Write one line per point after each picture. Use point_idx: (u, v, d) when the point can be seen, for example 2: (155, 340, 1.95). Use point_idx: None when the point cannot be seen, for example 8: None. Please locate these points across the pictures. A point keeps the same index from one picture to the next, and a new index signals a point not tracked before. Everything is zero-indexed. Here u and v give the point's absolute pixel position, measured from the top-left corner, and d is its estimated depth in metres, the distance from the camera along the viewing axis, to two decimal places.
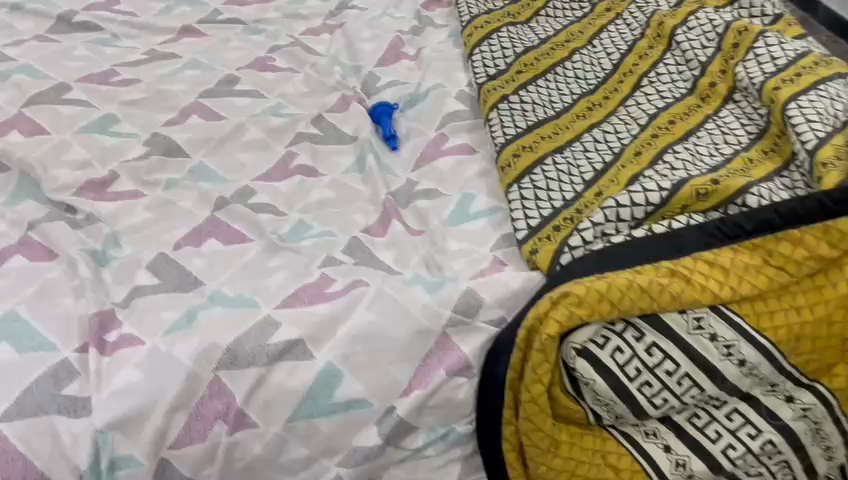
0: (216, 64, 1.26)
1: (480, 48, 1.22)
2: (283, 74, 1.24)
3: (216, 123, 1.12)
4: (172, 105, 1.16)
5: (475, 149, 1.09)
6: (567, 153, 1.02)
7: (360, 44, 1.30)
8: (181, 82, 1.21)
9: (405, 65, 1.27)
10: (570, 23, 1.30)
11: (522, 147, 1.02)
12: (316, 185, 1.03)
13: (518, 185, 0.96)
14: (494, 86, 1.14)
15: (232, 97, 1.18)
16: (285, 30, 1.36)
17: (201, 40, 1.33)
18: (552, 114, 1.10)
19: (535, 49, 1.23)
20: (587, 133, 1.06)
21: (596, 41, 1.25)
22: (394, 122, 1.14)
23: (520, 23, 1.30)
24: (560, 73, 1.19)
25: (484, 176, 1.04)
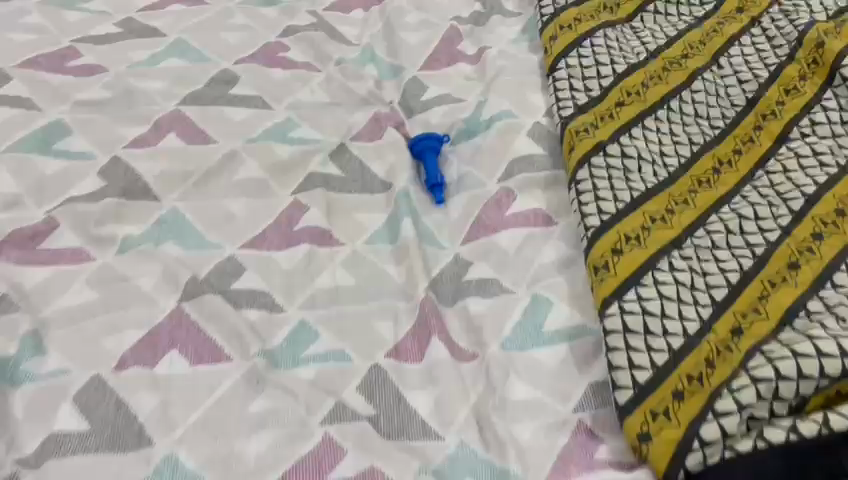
0: (209, 50, 0.94)
1: (566, 61, 0.90)
2: (298, 73, 0.93)
3: (200, 148, 0.82)
4: (143, 113, 0.85)
5: (553, 218, 0.78)
6: (688, 250, 0.71)
7: (403, 34, 0.99)
8: (160, 75, 0.90)
9: (461, 71, 0.95)
10: (687, 29, 0.96)
11: (625, 235, 0.72)
12: (329, 262, 0.74)
13: (619, 305, 0.66)
14: (586, 126, 0.82)
15: (226, 106, 0.87)
16: (306, 5, 1.04)
17: (195, 10, 1.01)
18: (664, 176, 0.79)
19: (641, 67, 0.90)
20: (714, 215, 0.75)
21: (723, 61, 0.92)
22: (442, 163, 0.85)
23: (618, 24, 0.97)
24: (675, 106, 0.86)
25: (565, 266, 0.74)
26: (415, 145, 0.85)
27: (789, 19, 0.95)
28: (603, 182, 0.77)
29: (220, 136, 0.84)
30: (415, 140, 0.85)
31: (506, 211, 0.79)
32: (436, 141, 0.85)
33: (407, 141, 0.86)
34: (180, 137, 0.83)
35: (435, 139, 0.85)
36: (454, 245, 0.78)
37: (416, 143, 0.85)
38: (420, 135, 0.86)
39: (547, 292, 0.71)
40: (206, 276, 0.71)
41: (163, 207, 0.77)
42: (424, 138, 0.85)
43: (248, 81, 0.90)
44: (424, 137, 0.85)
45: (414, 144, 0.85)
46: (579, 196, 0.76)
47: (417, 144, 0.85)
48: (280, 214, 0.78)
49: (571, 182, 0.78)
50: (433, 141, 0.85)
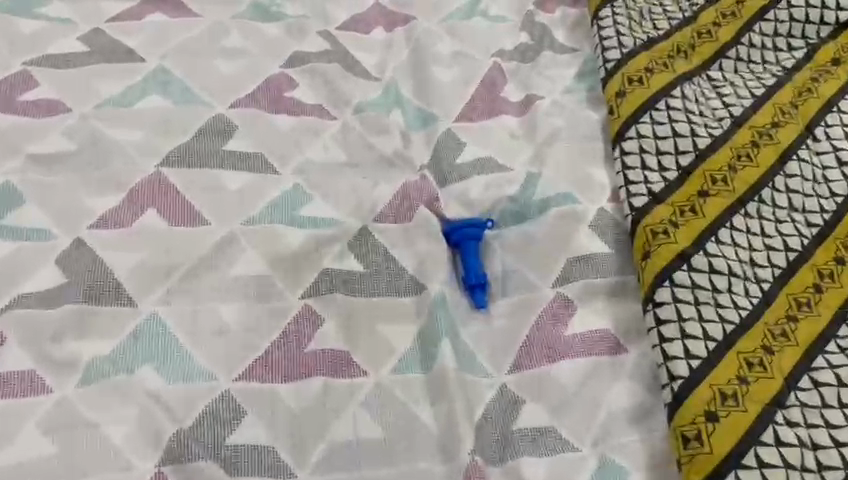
0: (198, 84, 0.76)
1: (638, 127, 0.74)
2: (308, 121, 0.75)
3: (188, 232, 0.65)
4: (115, 174, 0.68)
5: (622, 343, 0.64)
6: (794, 411, 0.58)
7: (433, 69, 0.82)
8: (137, 121, 0.72)
9: (505, 126, 0.78)
10: (775, 85, 0.80)
11: (720, 392, 0.58)
12: (348, 400, 0.59)
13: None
14: (665, 226, 0.67)
15: (219, 168, 0.70)
16: (316, 21, 0.86)
17: (179, 23, 0.82)
18: (758, 297, 0.65)
19: (726, 139, 0.74)
20: (819, 357, 0.62)
21: (818, 132, 0.77)
22: (485, 257, 0.70)
23: (695, 74, 0.80)
24: (767, 195, 0.71)
25: (639, 417, 0.60)
26: (452, 233, 0.70)
27: None
28: (689, 310, 0.62)
29: (212, 213, 0.67)
30: (452, 228, 0.70)
31: (563, 331, 0.65)
32: (478, 229, 0.70)
33: (443, 227, 0.71)
34: (161, 214, 0.66)
35: (476, 227, 0.70)
36: (500, 373, 0.63)
37: (452, 232, 0.70)
38: (459, 221, 0.71)
39: (618, 456, 0.58)
40: (194, 425, 0.56)
41: (141, 314, 0.61)
42: (463, 225, 0.70)
43: (247, 133, 0.73)
44: (463, 224, 0.70)
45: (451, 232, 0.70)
46: (658, 326, 0.62)
47: (454, 232, 0.70)
48: (287, 329, 0.62)
49: (647, 302, 0.64)
50: (474, 229, 0.70)
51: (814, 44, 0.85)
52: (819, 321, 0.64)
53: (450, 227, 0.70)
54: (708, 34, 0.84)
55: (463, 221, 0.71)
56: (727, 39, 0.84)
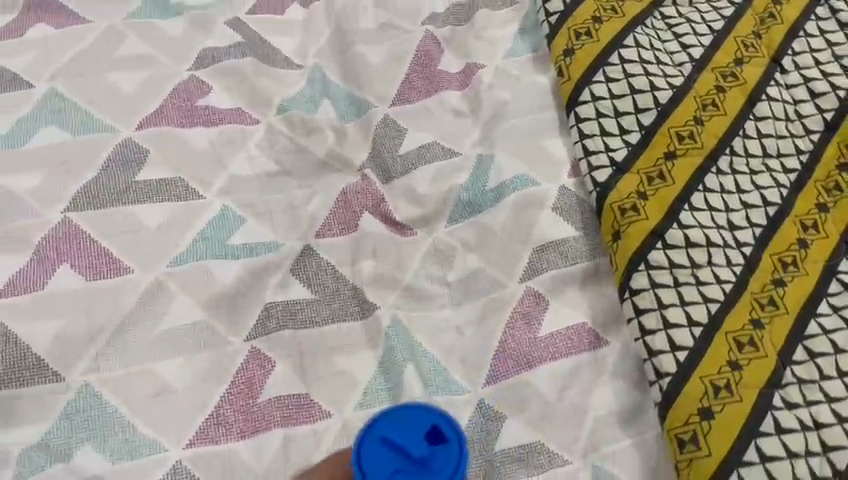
0: (96, 107, 0.68)
1: (592, 87, 0.67)
2: (227, 131, 0.68)
3: (107, 283, 0.59)
4: (22, 227, 0.61)
5: (602, 336, 0.59)
6: (792, 391, 0.54)
7: (359, 49, 0.73)
8: (34, 161, 0.64)
9: (447, 103, 0.71)
10: (735, 14, 0.73)
11: (711, 384, 0.54)
12: (313, 451, 0.54)
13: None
14: (633, 201, 0.61)
15: (134, 202, 0.63)
16: (222, 9, 0.77)
17: (65, 34, 0.73)
18: (741, 265, 0.60)
19: (688, 87, 0.68)
20: (812, 322, 0.57)
21: (786, 62, 0.70)
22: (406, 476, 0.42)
23: (648, 14, 0.73)
24: (739, 143, 0.66)
25: (630, 418, 0.56)
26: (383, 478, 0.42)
27: None
28: (670, 296, 0.57)
29: (133, 257, 0.60)
30: (383, 476, 0.42)
31: (535, 334, 0.59)
32: (449, 464, 0.42)
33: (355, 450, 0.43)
34: (75, 267, 0.59)
35: (445, 445, 0.43)
36: (476, 387, 0.57)
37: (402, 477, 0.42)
38: (415, 425, 0.43)
39: (609, 465, 0.54)
40: None
41: (71, 388, 0.55)
42: (426, 425, 0.44)
43: (159, 157, 0.65)
44: (414, 456, 0.42)
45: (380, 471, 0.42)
46: (638, 316, 0.57)
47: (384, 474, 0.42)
48: (237, 379, 0.56)
49: (623, 290, 0.58)
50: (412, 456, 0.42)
51: None
52: (808, 282, 0.59)
53: (387, 446, 0.43)
54: None
55: (417, 433, 0.43)
56: None
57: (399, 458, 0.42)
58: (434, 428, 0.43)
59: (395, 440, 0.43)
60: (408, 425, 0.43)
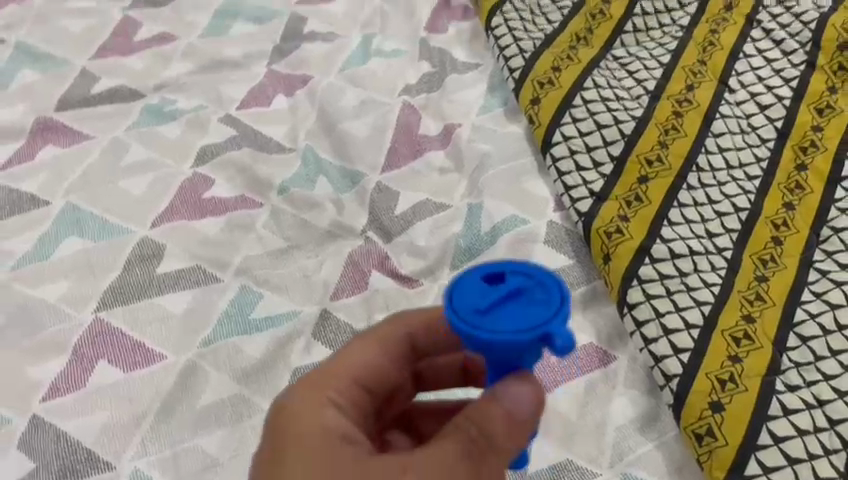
0: (111, 214, 0.73)
1: (561, 129, 0.74)
2: (235, 217, 0.73)
3: (146, 373, 0.63)
4: (59, 333, 0.65)
5: (610, 352, 0.63)
6: (792, 374, 0.58)
7: (345, 125, 0.80)
8: (60, 271, 0.69)
9: (432, 164, 0.77)
10: (678, 47, 0.80)
11: (717, 379, 0.58)
12: None
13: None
14: (616, 225, 0.67)
15: (159, 295, 0.67)
16: (215, 108, 0.82)
17: (74, 152, 0.78)
18: (725, 268, 0.65)
19: (649, 116, 0.75)
20: (798, 310, 0.62)
21: (733, 82, 0.77)
22: (506, 317, 0.39)
23: (600, 59, 0.80)
24: (703, 159, 0.72)
25: (648, 423, 0.60)
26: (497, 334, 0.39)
27: (791, 13, 0.81)
28: (665, 305, 0.62)
29: (166, 344, 0.64)
30: (486, 324, 0.39)
31: (549, 359, 0.63)
32: (551, 296, 0.40)
33: (450, 322, 0.40)
34: (114, 362, 0.63)
35: (510, 276, 0.41)
36: None
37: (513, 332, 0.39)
38: (474, 279, 0.41)
39: (637, 470, 0.57)
40: None
41: (123, 474, 0.58)
42: (493, 272, 0.41)
43: (176, 250, 0.70)
44: (500, 299, 0.40)
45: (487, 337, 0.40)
46: (639, 328, 0.61)
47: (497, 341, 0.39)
48: None
49: (622, 306, 0.63)
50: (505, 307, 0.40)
51: None
52: (788, 275, 0.64)
53: (467, 307, 0.40)
54: (602, 14, 0.84)
55: (481, 285, 0.40)
56: (619, 14, 0.84)
57: (493, 308, 0.40)
58: (492, 273, 0.41)
59: (481, 301, 0.40)
60: (471, 281, 0.41)
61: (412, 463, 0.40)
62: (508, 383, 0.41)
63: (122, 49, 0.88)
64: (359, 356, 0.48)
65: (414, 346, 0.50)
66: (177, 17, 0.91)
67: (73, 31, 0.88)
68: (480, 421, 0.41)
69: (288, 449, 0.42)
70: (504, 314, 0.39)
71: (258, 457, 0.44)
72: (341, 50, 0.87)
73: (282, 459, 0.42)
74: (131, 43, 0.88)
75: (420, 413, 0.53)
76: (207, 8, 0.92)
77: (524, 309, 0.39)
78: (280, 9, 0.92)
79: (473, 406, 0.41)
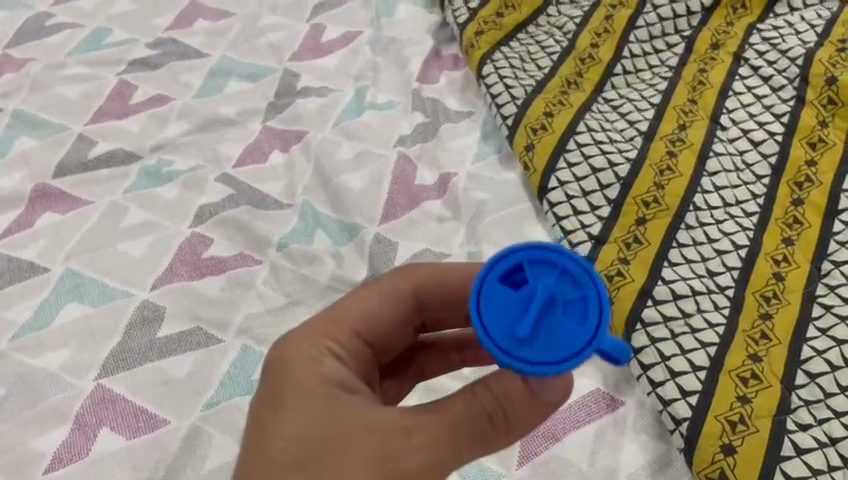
0: (110, 277, 0.73)
1: (557, 173, 0.74)
2: (235, 275, 0.73)
3: (149, 439, 0.63)
4: (60, 403, 0.64)
5: (617, 397, 0.63)
6: (803, 413, 0.58)
7: (341, 178, 0.80)
8: (61, 339, 0.68)
9: (430, 212, 0.77)
10: (668, 87, 0.81)
11: (726, 421, 0.58)
12: None
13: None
14: (616, 268, 0.67)
15: (161, 358, 0.67)
16: (212, 166, 0.82)
17: (72, 218, 0.78)
18: (728, 307, 0.64)
19: (643, 157, 0.75)
20: (804, 346, 0.61)
21: (724, 120, 0.78)
22: (548, 331, 0.39)
23: (592, 102, 0.81)
24: (699, 197, 0.72)
25: (659, 469, 0.59)
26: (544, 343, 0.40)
27: (777, 49, 0.82)
28: (670, 347, 0.62)
29: (169, 409, 0.64)
30: (528, 350, 0.39)
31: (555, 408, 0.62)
32: (589, 304, 0.40)
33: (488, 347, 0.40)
34: (116, 429, 0.63)
35: (532, 275, 0.41)
36: (511, 470, 0.60)
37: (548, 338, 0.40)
38: (496, 289, 0.40)
39: None
40: None
41: None
42: (514, 270, 0.41)
43: (177, 312, 0.70)
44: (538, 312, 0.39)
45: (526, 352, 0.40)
46: (646, 372, 0.61)
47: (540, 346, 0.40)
48: None
49: (627, 350, 0.62)
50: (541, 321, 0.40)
51: (690, 35, 0.85)
52: (792, 311, 0.64)
53: (508, 328, 0.39)
54: (590, 58, 0.85)
55: (509, 292, 0.40)
56: (608, 57, 0.85)
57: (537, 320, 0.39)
58: (512, 275, 0.41)
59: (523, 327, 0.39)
60: (494, 293, 0.40)
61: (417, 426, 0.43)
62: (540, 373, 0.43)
63: (117, 112, 0.88)
64: (360, 304, 0.50)
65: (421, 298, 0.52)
66: (172, 78, 0.92)
67: (70, 98, 0.89)
68: (496, 390, 0.43)
69: (287, 399, 0.44)
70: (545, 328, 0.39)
71: (253, 399, 0.45)
72: (334, 104, 0.88)
73: (281, 406, 0.44)
74: (127, 105, 0.89)
75: (422, 354, 0.58)
76: (201, 69, 0.93)
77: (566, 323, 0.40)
78: (274, 66, 0.93)
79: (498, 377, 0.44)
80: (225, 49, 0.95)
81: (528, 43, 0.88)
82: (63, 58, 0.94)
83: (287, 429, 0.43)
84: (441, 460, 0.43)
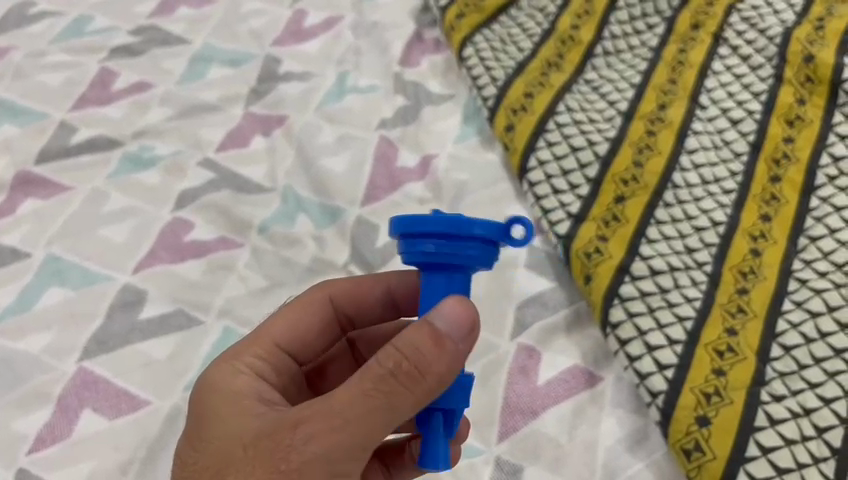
0: (92, 261, 0.73)
1: (536, 154, 0.75)
2: (216, 258, 0.73)
3: (131, 419, 0.63)
4: (42, 385, 0.65)
5: (597, 373, 0.63)
6: (777, 384, 0.58)
7: (323, 161, 0.80)
8: (42, 323, 0.68)
9: (411, 194, 0.77)
10: (649, 68, 0.82)
11: (702, 393, 0.58)
12: None
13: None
14: (595, 245, 0.68)
15: (143, 341, 0.68)
16: (193, 150, 0.83)
17: (54, 203, 0.78)
18: (705, 282, 0.65)
19: (622, 137, 0.75)
20: (780, 320, 0.62)
21: (703, 99, 0.78)
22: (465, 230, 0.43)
23: (572, 83, 0.82)
24: (677, 176, 0.72)
25: (637, 442, 0.60)
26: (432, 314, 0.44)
27: (756, 29, 0.82)
28: (646, 322, 0.62)
29: (151, 390, 0.65)
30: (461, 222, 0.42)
31: (535, 384, 0.63)
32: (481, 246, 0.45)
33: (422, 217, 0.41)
34: (98, 410, 0.64)
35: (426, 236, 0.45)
36: (491, 445, 0.60)
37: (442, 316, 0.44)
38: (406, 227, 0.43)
39: None
40: None
41: None
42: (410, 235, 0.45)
43: (158, 294, 0.70)
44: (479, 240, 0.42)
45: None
46: (623, 347, 0.62)
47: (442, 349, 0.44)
48: None
49: (604, 326, 0.63)
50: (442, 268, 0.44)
51: (671, 16, 0.85)
52: (768, 285, 0.64)
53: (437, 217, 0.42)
54: (571, 40, 0.85)
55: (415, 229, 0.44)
56: (589, 39, 0.85)
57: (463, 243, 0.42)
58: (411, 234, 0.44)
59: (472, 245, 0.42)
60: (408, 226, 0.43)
61: (308, 417, 0.42)
62: (444, 305, 0.42)
63: (99, 98, 0.88)
64: (281, 324, 0.55)
65: (335, 309, 0.57)
66: (154, 64, 0.92)
67: (52, 85, 0.89)
68: (398, 348, 0.42)
69: (204, 420, 0.48)
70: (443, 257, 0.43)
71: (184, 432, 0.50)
72: (316, 89, 0.88)
73: (198, 432, 0.48)
74: (109, 92, 0.89)
75: None
76: (183, 55, 0.93)
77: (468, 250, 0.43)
78: (256, 51, 0.93)
79: (400, 337, 0.42)
80: (207, 35, 0.95)
81: (510, 26, 0.88)
82: (45, 46, 0.94)
83: (203, 455, 0.46)
84: (342, 445, 0.41)
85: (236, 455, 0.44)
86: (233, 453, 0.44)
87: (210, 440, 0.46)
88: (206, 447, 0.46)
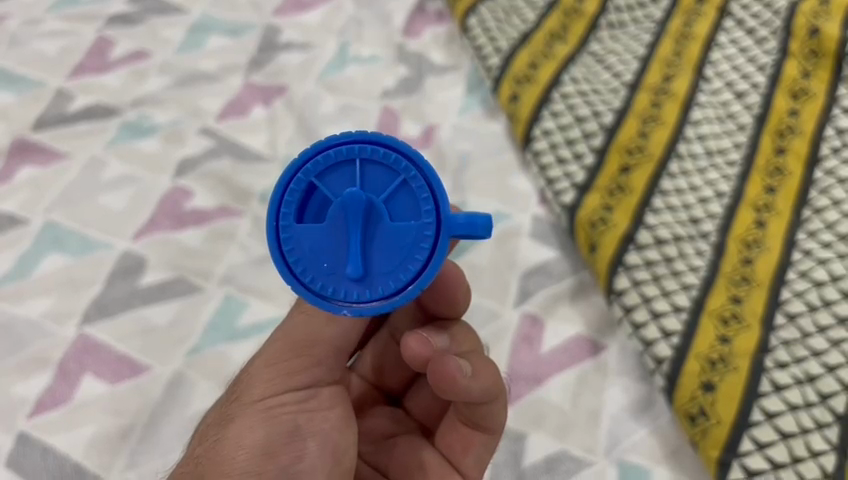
0: (90, 229, 0.72)
1: (541, 126, 0.75)
2: (216, 227, 0.72)
3: (131, 386, 0.63)
4: (39, 352, 0.64)
5: (600, 341, 0.63)
6: (781, 351, 0.59)
7: (325, 131, 0.80)
8: (40, 289, 0.68)
9: None
10: (654, 40, 0.81)
11: (706, 359, 0.59)
12: None
13: (740, 466, 0.55)
14: (599, 215, 0.67)
15: (142, 308, 0.67)
16: (192, 119, 0.82)
17: (52, 171, 0.77)
18: (709, 252, 0.65)
19: (626, 109, 0.75)
20: (784, 289, 0.62)
21: (708, 73, 0.78)
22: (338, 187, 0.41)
23: (576, 56, 0.81)
24: (682, 148, 0.72)
25: (641, 410, 0.60)
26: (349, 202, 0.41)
27: (761, 2, 0.81)
28: (651, 289, 0.63)
29: (152, 356, 0.64)
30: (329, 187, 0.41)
31: (539, 352, 0.63)
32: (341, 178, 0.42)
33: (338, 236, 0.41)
34: (98, 375, 0.63)
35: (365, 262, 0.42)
36: None
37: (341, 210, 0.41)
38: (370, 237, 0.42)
39: (633, 456, 0.58)
40: None
41: None
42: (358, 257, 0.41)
43: (159, 262, 0.70)
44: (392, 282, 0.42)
45: (334, 148, 0.41)
46: (628, 314, 0.62)
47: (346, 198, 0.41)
48: None
49: (610, 293, 0.63)
50: (327, 218, 0.41)
51: None
52: (773, 256, 0.64)
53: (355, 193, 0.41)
54: (575, 12, 0.84)
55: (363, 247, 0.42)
56: (594, 12, 0.84)
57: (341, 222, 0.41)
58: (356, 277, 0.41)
59: (354, 271, 0.41)
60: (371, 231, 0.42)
61: (258, 352, 0.50)
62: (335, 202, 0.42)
63: (95, 66, 0.87)
64: None
65: None
66: (152, 34, 0.90)
67: (48, 53, 0.88)
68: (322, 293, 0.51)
69: (204, 423, 0.51)
70: (304, 235, 0.42)
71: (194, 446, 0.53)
72: (316, 60, 0.87)
73: (202, 430, 0.51)
74: (105, 60, 0.87)
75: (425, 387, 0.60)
76: (182, 25, 0.91)
77: (401, 233, 0.41)
78: (256, 21, 0.91)
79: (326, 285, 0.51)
80: (206, 4, 0.94)
81: None
82: (40, 14, 0.92)
83: (200, 435, 0.50)
84: (299, 346, 0.49)
85: (219, 418, 0.48)
86: (218, 417, 0.49)
87: (206, 424, 0.50)
88: (204, 429, 0.50)
